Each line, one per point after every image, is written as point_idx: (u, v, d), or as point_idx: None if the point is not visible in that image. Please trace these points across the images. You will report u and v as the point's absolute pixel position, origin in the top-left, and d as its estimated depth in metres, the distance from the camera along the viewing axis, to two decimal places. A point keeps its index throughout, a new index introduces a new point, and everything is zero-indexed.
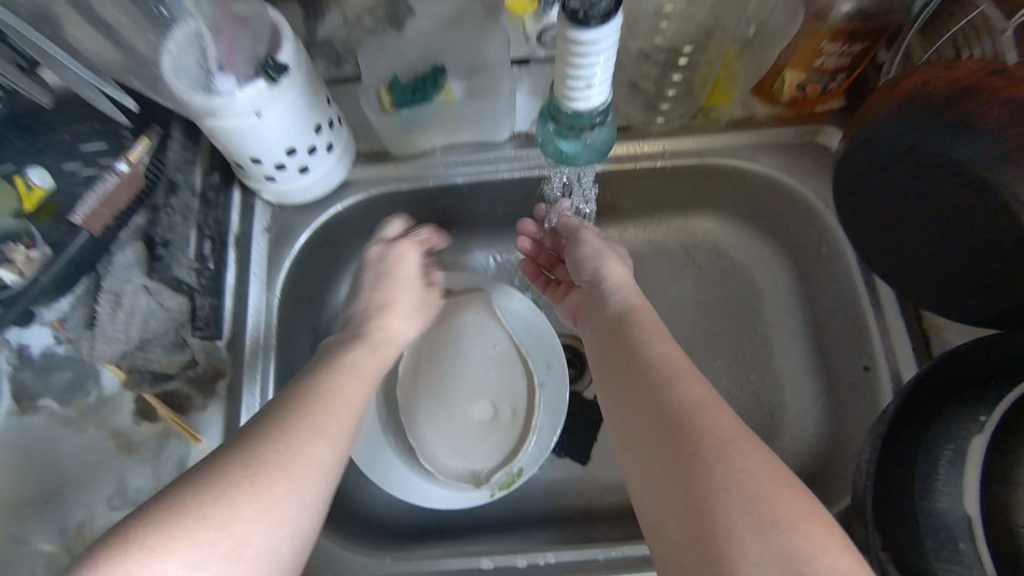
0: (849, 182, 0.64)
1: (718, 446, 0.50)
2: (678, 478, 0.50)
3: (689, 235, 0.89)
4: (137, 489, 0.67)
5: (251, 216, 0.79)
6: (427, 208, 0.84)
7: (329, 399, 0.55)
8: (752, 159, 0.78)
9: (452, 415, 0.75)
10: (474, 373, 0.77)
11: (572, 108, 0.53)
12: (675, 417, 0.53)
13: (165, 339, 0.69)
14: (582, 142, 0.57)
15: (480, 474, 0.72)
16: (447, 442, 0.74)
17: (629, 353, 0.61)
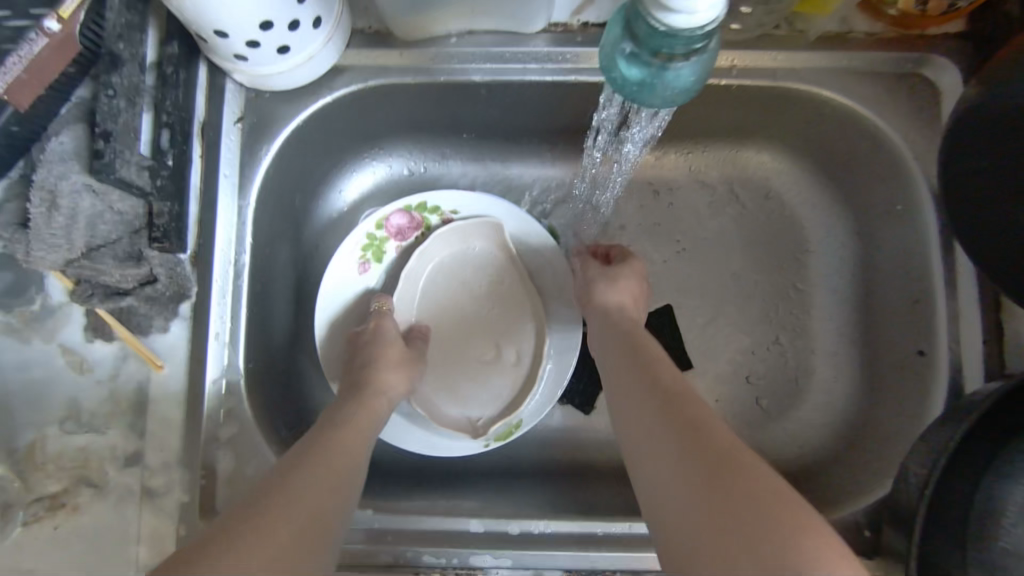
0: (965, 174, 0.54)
1: (712, 449, 0.43)
2: (663, 480, 0.44)
3: (738, 168, 0.77)
4: (93, 414, 0.59)
5: (221, 100, 0.64)
6: (435, 108, 0.70)
7: (325, 454, 0.48)
8: (838, 87, 0.64)
9: (450, 354, 0.69)
10: (475, 309, 0.70)
11: (666, 31, 0.41)
12: (670, 416, 0.47)
13: (118, 247, 0.58)
14: (664, 70, 0.46)
15: (476, 423, 0.66)
16: (445, 385, 0.68)
17: (624, 362, 0.55)
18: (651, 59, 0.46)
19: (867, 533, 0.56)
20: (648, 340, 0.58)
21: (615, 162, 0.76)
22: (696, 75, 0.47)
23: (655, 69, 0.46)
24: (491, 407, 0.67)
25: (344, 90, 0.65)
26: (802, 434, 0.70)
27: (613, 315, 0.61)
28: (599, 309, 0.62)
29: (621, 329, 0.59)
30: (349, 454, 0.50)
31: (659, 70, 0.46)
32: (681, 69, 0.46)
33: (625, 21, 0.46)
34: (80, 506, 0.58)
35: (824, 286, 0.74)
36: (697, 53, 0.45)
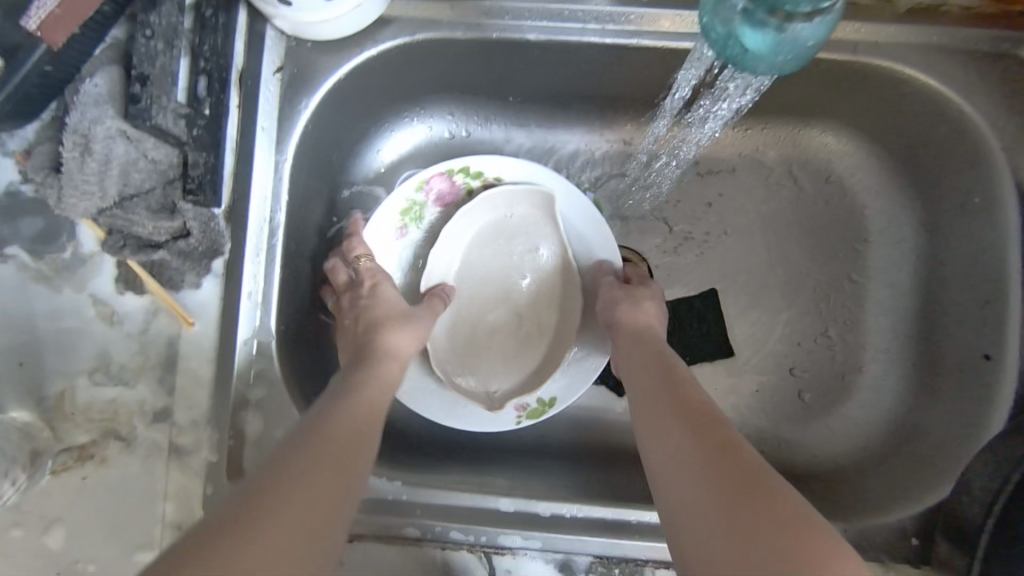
0: None
1: (731, 471, 0.40)
2: (680, 506, 0.41)
3: (799, 148, 0.72)
4: (122, 367, 0.58)
5: (260, 48, 0.61)
6: (484, 68, 0.66)
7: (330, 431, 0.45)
8: (923, 65, 0.58)
9: (471, 315, 0.67)
10: (501, 276, 0.68)
11: None
12: (691, 436, 0.44)
13: (151, 198, 0.56)
14: (776, 28, 0.43)
15: (491, 394, 0.65)
16: (472, 356, 0.66)
17: (644, 383, 0.52)
18: (768, 17, 0.43)
19: (915, 540, 0.54)
20: (669, 359, 0.54)
21: (679, 138, 0.72)
22: (814, 40, 0.44)
23: (771, 28, 0.44)
24: (520, 380, 0.65)
25: (390, 43, 0.62)
26: (844, 431, 0.67)
27: (634, 341, 0.57)
28: (620, 334, 0.59)
29: (643, 354, 0.55)
30: (357, 430, 0.47)
31: (775, 31, 0.44)
32: (800, 30, 0.43)
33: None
34: (108, 459, 0.57)
35: (881, 279, 0.70)
36: (821, 13, 0.43)
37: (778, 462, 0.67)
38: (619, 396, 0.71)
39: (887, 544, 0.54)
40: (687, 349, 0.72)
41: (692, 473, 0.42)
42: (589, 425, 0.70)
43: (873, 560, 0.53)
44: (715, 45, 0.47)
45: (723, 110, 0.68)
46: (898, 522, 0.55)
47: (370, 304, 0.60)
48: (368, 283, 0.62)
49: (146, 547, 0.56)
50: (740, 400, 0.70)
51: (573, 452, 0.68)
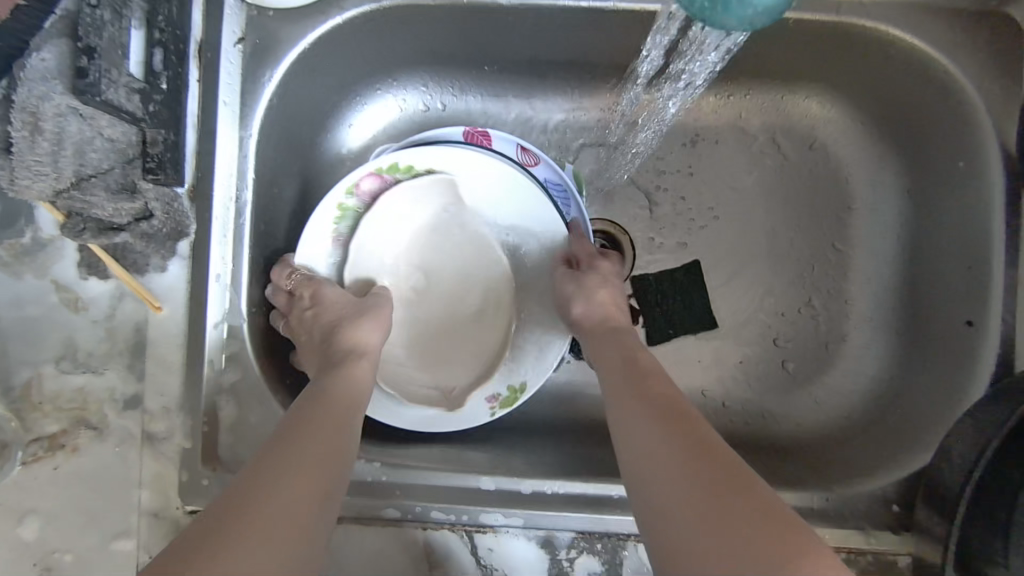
0: None
1: (714, 469, 0.40)
2: (660, 504, 0.40)
3: (782, 114, 0.70)
4: (90, 354, 0.57)
5: (219, 17, 0.58)
6: (456, 35, 0.64)
7: (320, 419, 0.46)
8: (908, 24, 0.57)
9: (418, 310, 0.65)
10: (448, 269, 0.65)
11: None
12: (672, 432, 0.43)
13: (110, 178, 0.54)
14: None
15: (448, 391, 0.63)
16: (426, 353, 0.64)
17: (620, 377, 0.50)
18: None
19: (895, 507, 0.54)
20: (642, 355, 0.53)
21: (650, 111, 0.70)
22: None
23: None
24: (475, 374, 0.64)
25: (356, 11, 0.59)
26: (827, 400, 0.67)
27: (608, 340, 0.56)
28: (588, 333, 0.58)
29: (618, 350, 0.54)
30: (340, 419, 0.47)
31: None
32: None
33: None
34: (80, 448, 0.56)
35: (866, 246, 0.69)
36: None
37: (760, 433, 0.67)
38: None
39: (870, 513, 0.54)
40: (670, 321, 0.71)
41: (675, 471, 0.41)
42: (571, 401, 0.70)
43: (853, 528, 0.53)
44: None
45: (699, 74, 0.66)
46: (879, 490, 0.54)
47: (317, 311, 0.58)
48: (304, 292, 0.59)
49: (123, 535, 0.55)
50: (723, 372, 0.70)
51: (556, 428, 0.68)
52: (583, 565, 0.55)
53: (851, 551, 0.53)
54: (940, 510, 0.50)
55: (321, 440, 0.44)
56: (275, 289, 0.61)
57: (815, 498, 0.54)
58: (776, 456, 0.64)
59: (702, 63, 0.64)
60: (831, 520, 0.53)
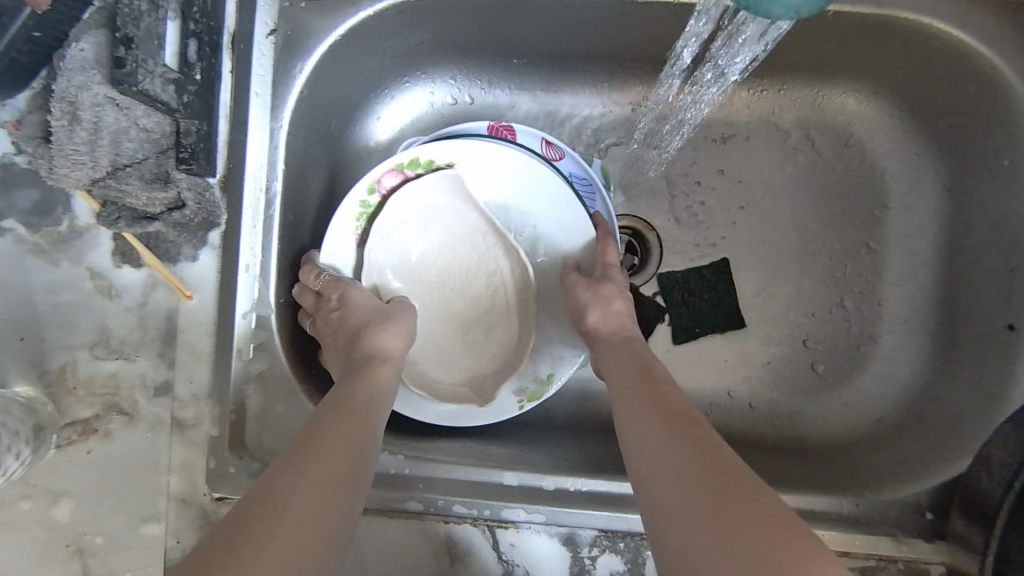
0: None
1: (719, 472, 0.39)
2: (664, 505, 0.39)
3: (816, 110, 0.69)
4: (122, 340, 0.58)
5: (251, 8, 0.58)
6: (486, 27, 0.63)
7: (343, 419, 0.46)
8: (954, 16, 0.55)
9: (443, 306, 0.65)
10: (472, 265, 0.65)
11: None
12: (678, 437, 0.43)
13: (144, 168, 0.55)
14: None
15: (480, 383, 0.63)
16: (450, 349, 0.64)
17: (630, 385, 0.50)
18: None
19: (929, 515, 0.52)
20: (653, 364, 0.53)
21: (680, 105, 0.69)
22: None
23: None
24: (501, 368, 0.64)
25: (386, 3, 0.59)
26: (858, 403, 0.65)
27: (623, 345, 0.56)
28: (598, 339, 0.58)
29: (630, 357, 0.54)
30: (361, 419, 0.47)
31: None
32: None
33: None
34: (111, 432, 0.57)
35: (901, 247, 0.67)
36: None
37: (787, 435, 0.66)
38: None
39: (902, 520, 0.52)
40: (696, 319, 0.70)
41: (678, 474, 0.40)
42: (595, 398, 0.69)
43: (884, 535, 0.52)
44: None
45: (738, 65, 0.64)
46: (912, 497, 0.53)
47: (340, 316, 0.58)
48: (331, 296, 0.59)
49: (152, 519, 0.56)
50: (750, 372, 0.68)
51: (579, 425, 0.67)
52: (604, 565, 0.54)
53: (882, 558, 0.51)
54: (972, 517, 0.50)
55: (349, 437, 0.45)
56: (302, 288, 0.61)
57: (844, 504, 0.53)
58: (802, 458, 0.63)
59: (741, 54, 0.62)
60: (862, 526, 0.52)
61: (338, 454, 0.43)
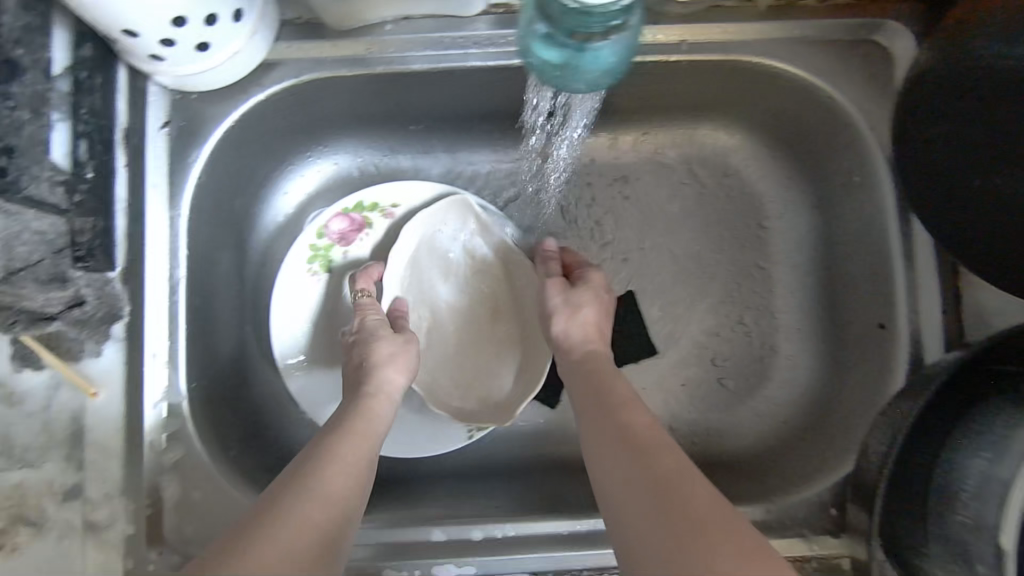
0: (913, 158, 0.52)
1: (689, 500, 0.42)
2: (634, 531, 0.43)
3: (695, 146, 0.74)
4: (25, 447, 0.56)
5: (143, 104, 0.60)
6: (378, 101, 0.67)
7: (324, 464, 0.47)
8: (790, 58, 0.62)
9: (463, 333, 0.70)
10: (482, 293, 0.71)
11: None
12: (645, 463, 0.46)
13: (40, 269, 0.54)
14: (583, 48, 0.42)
15: (505, 407, 0.67)
16: (472, 371, 0.69)
17: (594, 407, 0.52)
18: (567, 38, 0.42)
19: (832, 510, 0.55)
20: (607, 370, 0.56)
21: (556, 153, 0.73)
22: (617, 53, 0.43)
23: (573, 49, 0.42)
24: (524, 384, 0.68)
25: (276, 87, 0.62)
26: (768, 412, 0.69)
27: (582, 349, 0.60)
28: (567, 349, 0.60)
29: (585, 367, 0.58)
30: (347, 465, 0.48)
31: (576, 52, 0.42)
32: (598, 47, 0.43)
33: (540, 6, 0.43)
34: (18, 546, 0.54)
35: (787, 261, 0.72)
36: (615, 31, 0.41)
37: (708, 452, 0.69)
38: (551, 408, 0.71)
39: (811, 518, 0.55)
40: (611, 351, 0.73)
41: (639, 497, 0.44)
42: (523, 441, 0.70)
43: (795, 535, 0.55)
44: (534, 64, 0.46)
45: (574, 126, 0.70)
46: (816, 497, 0.56)
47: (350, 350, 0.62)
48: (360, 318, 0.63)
49: None
50: (669, 396, 0.71)
51: (508, 470, 0.68)
52: None
53: (796, 559, 0.54)
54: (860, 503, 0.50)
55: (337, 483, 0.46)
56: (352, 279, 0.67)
57: (756, 510, 0.56)
58: (720, 472, 0.66)
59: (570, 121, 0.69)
60: (774, 531, 0.55)
61: (330, 502, 0.45)
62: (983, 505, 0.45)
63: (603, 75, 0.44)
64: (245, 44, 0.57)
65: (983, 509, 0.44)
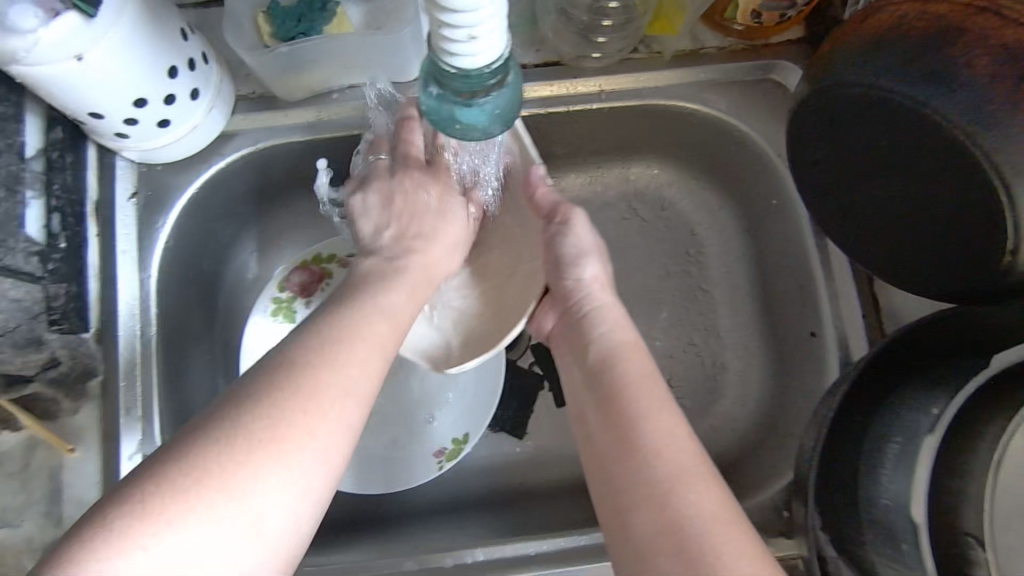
0: (817, 178, 0.59)
1: (686, 506, 0.45)
2: (638, 492, 0.47)
3: (633, 183, 0.80)
4: (4, 508, 0.58)
5: (112, 178, 0.65)
6: (332, 159, 0.72)
7: (332, 347, 0.47)
8: (700, 99, 0.69)
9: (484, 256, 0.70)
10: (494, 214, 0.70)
11: (449, 62, 0.38)
12: (665, 457, 0.48)
13: (17, 334, 0.55)
14: (472, 104, 0.43)
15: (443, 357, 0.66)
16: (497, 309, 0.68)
17: (615, 378, 0.54)
18: (455, 98, 0.43)
19: (783, 513, 0.60)
20: (632, 359, 0.55)
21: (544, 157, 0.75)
22: (505, 107, 0.45)
23: (460, 107, 0.44)
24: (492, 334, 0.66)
25: (237, 154, 0.68)
26: (725, 427, 0.72)
27: (591, 312, 0.60)
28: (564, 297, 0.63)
29: (593, 349, 0.58)
30: (363, 356, 0.48)
31: (463, 107, 0.44)
32: (484, 103, 0.43)
33: (428, 63, 0.43)
34: None
35: (726, 283, 0.77)
36: (499, 86, 0.43)
37: None
38: (516, 438, 0.74)
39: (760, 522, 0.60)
40: None
41: (640, 482, 0.47)
42: (492, 472, 0.73)
43: None
44: (429, 121, 0.47)
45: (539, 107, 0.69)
46: (768, 501, 0.61)
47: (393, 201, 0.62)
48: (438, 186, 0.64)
49: None
50: None
51: (480, 500, 0.71)
52: None
53: None
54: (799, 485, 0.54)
55: (335, 417, 0.45)
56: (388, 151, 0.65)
57: None
58: None
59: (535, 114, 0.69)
60: None
61: (335, 383, 0.46)
62: (898, 483, 0.49)
63: (498, 123, 0.46)
64: (199, 118, 0.63)
65: (900, 487, 0.48)
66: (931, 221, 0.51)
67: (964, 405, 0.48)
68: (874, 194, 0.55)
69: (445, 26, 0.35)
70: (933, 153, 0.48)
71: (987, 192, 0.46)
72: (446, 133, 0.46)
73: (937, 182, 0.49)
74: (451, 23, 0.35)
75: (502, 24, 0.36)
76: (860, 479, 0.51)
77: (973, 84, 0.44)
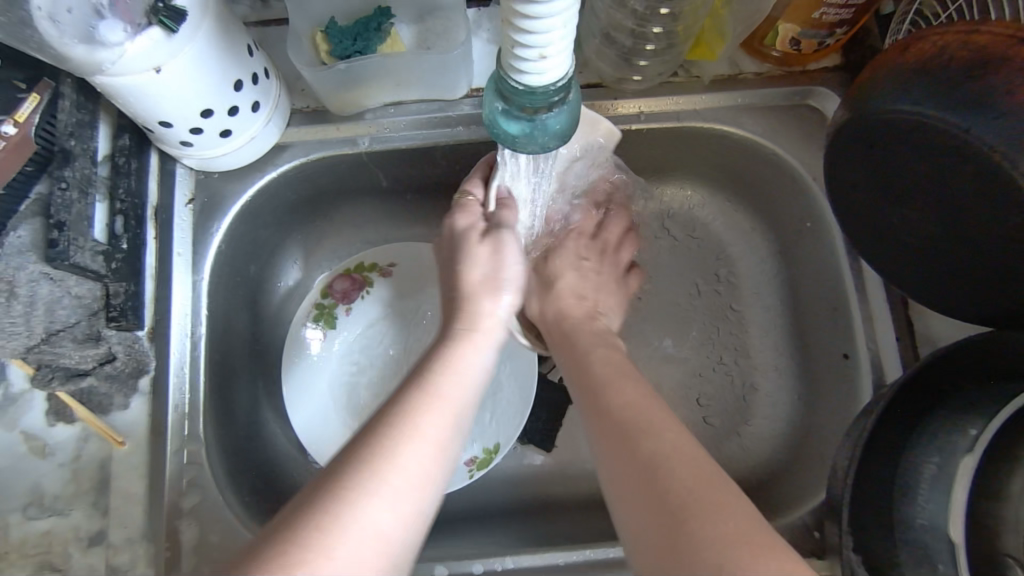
0: (850, 202, 0.60)
1: (679, 491, 0.43)
2: (630, 502, 0.45)
3: (666, 203, 0.82)
4: (55, 497, 0.60)
5: (171, 184, 0.68)
6: (377, 173, 0.75)
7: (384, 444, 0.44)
8: (735, 122, 0.71)
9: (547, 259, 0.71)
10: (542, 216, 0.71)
11: (519, 79, 0.40)
12: (641, 446, 0.47)
13: (77, 330, 0.59)
14: (534, 119, 0.45)
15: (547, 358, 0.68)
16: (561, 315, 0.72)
17: (600, 386, 0.55)
18: (518, 113, 0.45)
19: (815, 533, 0.60)
20: (615, 362, 0.58)
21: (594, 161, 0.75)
22: (563, 123, 0.47)
23: (524, 122, 0.46)
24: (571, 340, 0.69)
25: (288, 165, 0.71)
26: (754, 447, 0.73)
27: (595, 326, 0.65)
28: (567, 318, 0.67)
29: (594, 352, 0.61)
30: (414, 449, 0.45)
31: (529, 122, 0.46)
32: (546, 119, 0.46)
33: (495, 80, 0.46)
34: None
35: (758, 303, 0.78)
36: (560, 104, 0.45)
37: None
38: (545, 451, 0.75)
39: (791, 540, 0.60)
40: None
41: (628, 480, 0.46)
42: (521, 483, 0.74)
43: None
44: (491, 136, 0.49)
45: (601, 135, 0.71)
46: (800, 519, 0.61)
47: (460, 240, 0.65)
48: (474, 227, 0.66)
49: None
50: None
51: (508, 511, 0.72)
52: None
53: None
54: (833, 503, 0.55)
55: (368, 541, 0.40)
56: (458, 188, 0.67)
57: None
58: None
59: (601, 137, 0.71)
60: None
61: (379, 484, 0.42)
62: (935, 503, 0.51)
63: (556, 138, 0.48)
64: (258, 129, 0.66)
65: (936, 507, 0.51)
66: (969, 241, 0.52)
67: (1004, 423, 0.51)
68: (908, 215, 0.56)
69: (518, 45, 0.37)
70: (951, 164, 0.48)
71: (998, 185, 0.46)
72: (505, 146, 0.49)
73: (965, 205, 0.50)
74: (525, 42, 0.37)
75: (570, 46, 0.39)
76: (895, 499, 0.52)
77: (998, 108, 0.44)
